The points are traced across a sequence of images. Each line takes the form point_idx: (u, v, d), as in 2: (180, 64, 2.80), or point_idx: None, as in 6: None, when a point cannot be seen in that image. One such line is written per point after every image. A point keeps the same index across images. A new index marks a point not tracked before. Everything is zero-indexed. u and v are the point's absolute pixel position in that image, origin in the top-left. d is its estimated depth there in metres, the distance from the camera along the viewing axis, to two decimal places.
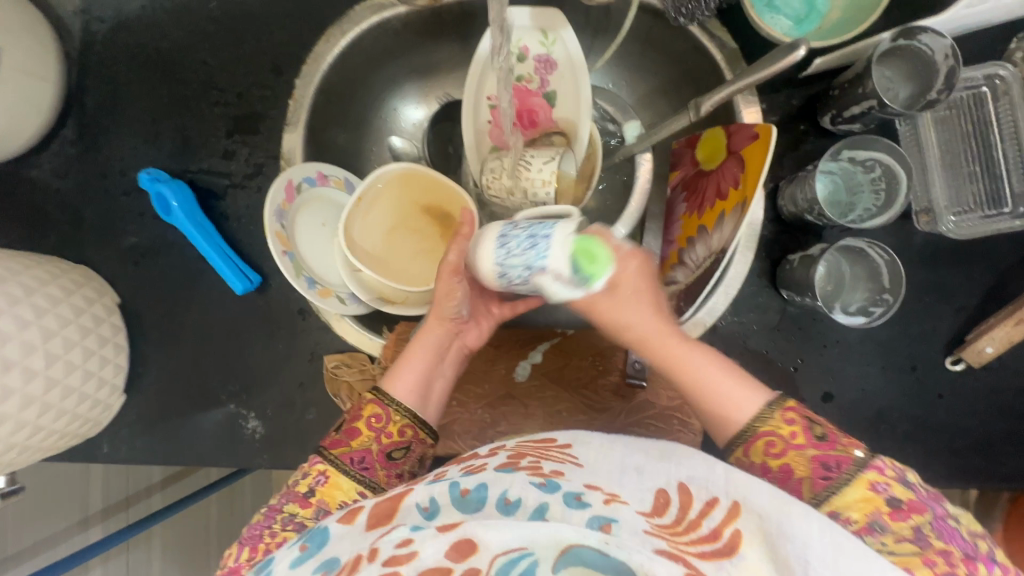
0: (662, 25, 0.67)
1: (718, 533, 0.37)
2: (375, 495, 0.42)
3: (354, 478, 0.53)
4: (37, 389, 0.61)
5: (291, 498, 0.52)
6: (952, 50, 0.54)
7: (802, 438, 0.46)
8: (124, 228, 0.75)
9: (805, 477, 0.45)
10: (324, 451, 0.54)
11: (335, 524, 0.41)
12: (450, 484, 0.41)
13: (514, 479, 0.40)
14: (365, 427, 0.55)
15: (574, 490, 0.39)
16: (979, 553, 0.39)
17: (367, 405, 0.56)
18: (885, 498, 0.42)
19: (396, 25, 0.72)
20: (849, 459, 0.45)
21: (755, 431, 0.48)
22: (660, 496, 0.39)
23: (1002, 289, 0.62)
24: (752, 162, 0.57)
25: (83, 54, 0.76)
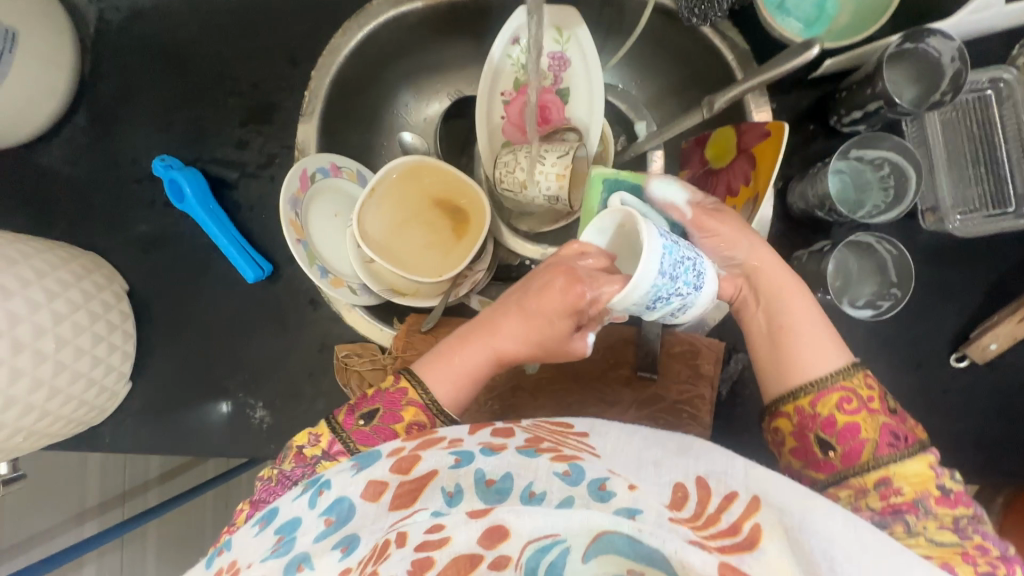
0: (675, 25, 0.68)
1: (738, 528, 0.37)
2: (398, 473, 0.42)
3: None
4: (46, 373, 0.60)
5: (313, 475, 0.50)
6: (960, 53, 0.56)
7: (878, 405, 0.48)
8: (135, 216, 0.75)
9: (869, 440, 0.47)
10: (347, 439, 0.51)
11: (358, 497, 0.42)
12: (473, 468, 0.41)
13: (537, 467, 0.41)
14: (403, 430, 0.52)
15: (597, 479, 0.39)
16: (1012, 553, 0.41)
17: (409, 405, 0.52)
18: (937, 483, 0.45)
19: (412, 19, 0.73)
20: (915, 438, 0.47)
21: (836, 383, 0.48)
22: (679, 490, 0.39)
23: (1007, 288, 0.63)
24: (763, 161, 0.59)
25: (97, 42, 0.76)
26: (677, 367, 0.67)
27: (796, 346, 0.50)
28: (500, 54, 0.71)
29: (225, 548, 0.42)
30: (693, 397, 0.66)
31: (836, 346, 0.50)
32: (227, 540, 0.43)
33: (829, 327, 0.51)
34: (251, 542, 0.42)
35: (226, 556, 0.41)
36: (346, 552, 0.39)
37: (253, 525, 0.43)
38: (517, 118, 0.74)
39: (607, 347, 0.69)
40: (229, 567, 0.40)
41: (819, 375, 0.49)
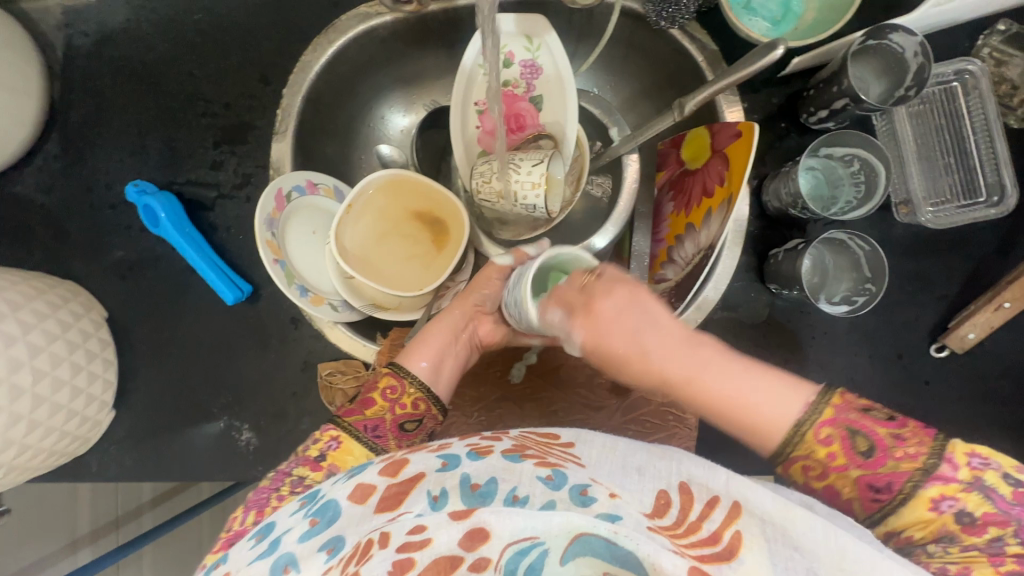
0: (644, 29, 0.69)
1: (718, 536, 0.37)
2: (387, 476, 0.41)
3: (365, 445, 0.53)
4: (24, 406, 0.60)
5: (301, 461, 0.52)
6: (923, 48, 0.56)
7: (842, 459, 0.43)
8: (111, 241, 0.75)
9: (852, 498, 0.44)
10: (336, 418, 0.55)
11: (344, 498, 0.41)
12: (459, 471, 0.40)
13: (521, 472, 0.40)
14: (381, 397, 0.56)
15: (579, 485, 0.39)
16: None
17: (384, 376, 0.57)
18: (953, 515, 0.40)
19: (383, 33, 0.73)
20: (904, 475, 0.41)
21: (790, 457, 0.45)
22: (660, 498, 0.39)
23: (982, 277, 0.63)
24: (736, 160, 0.59)
25: (66, 68, 0.75)
26: None
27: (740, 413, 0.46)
28: (471, 64, 0.71)
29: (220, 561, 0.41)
30: None
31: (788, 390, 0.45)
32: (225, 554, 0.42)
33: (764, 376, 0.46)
34: (243, 554, 0.40)
35: (221, 569, 0.40)
36: (333, 553, 0.37)
37: (247, 540, 0.42)
38: (491, 127, 0.74)
39: None
40: None
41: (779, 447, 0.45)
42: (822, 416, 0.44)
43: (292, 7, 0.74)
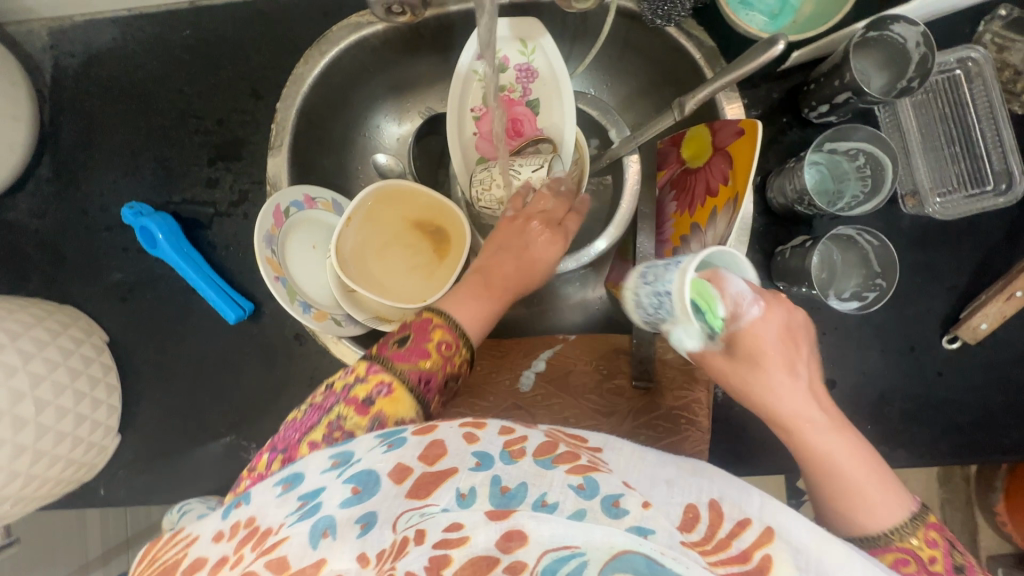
0: (640, 28, 0.68)
1: (748, 555, 0.35)
2: (423, 461, 0.39)
3: (414, 397, 0.50)
4: (28, 437, 0.59)
5: (346, 400, 0.49)
6: (924, 38, 0.55)
7: (941, 567, 0.41)
8: (109, 264, 0.74)
9: None
10: (384, 361, 0.51)
11: (384, 475, 0.39)
12: (491, 473, 0.37)
13: (552, 478, 0.37)
14: (434, 349, 0.53)
15: (611, 495, 0.36)
16: None
17: (436, 327, 0.55)
18: None
19: (375, 42, 0.72)
20: None
21: (890, 542, 0.42)
22: (690, 513, 0.37)
23: (992, 265, 0.63)
24: (741, 159, 0.58)
25: (55, 90, 0.74)
26: (671, 374, 0.67)
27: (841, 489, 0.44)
28: (466, 69, 0.70)
29: (244, 500, 0.40)
30: (690, 403, 0.66)
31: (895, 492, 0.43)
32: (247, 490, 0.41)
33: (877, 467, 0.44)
34: (273, 504, 0.39)
35: (246, 509, 0.39)
36: (365, 530, 0.36)
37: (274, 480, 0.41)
38: (488, 133, 0.73)
39: (599, 357, 0.70)
40: (249, 524, 0.38)
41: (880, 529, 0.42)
42: (930, 519, 0.43)
43: (281, 19, 0.73)
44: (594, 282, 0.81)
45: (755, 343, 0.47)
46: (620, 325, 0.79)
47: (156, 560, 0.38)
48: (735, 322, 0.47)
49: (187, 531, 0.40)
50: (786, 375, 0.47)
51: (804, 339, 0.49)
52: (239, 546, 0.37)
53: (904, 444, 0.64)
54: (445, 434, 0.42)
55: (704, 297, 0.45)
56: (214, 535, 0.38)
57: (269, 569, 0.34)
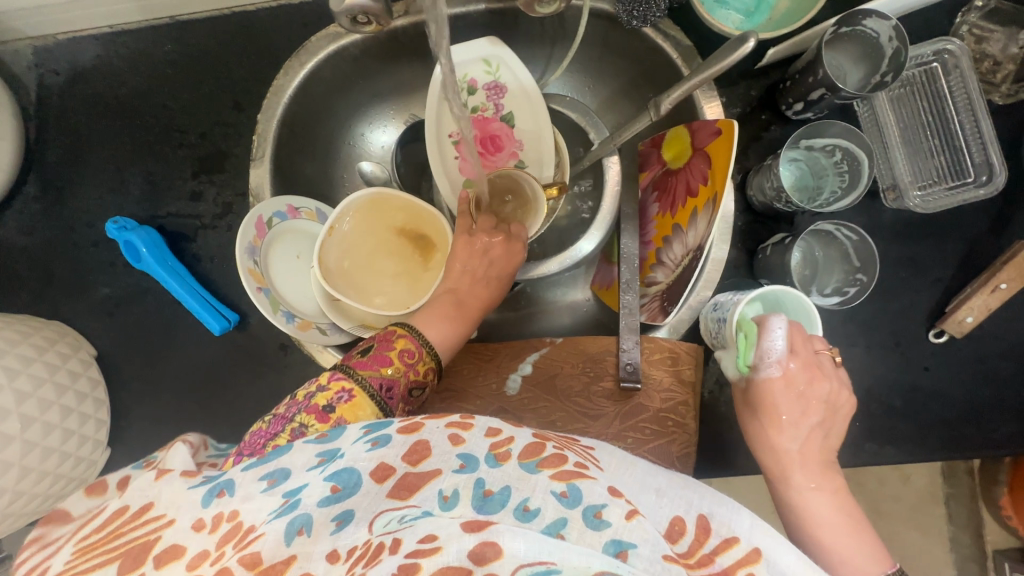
0: (616, 29, 0.68)
1: (731, 572, 0.35)
2: (407, 461, 0.38)
3: (375, 402, 0.52)
4: (15, 453, 0.60)
5: (307, 408, 0.50)
6: (897, 32, 0.55)
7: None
8: (96, 279, 0.74)
9: None
10: (347, 369, 0.53)
11: (366, 474, 0.38)
12: (474, 475, 0.37)
13: (535, 483, 0.37)
14: (397, 357, 0.56)
15: (594, 506, 0.35)
16: None
17: (400, 337, 0.57)
18: None
19: (354, 51, 0.72)
20: None
21: None
22: (675, 523, 0.37)
23: (977, 257, 0.62)
24: (719, 159, 0.59)
25: (40, 108, 0.75)
26: (658, 376, 0.66)
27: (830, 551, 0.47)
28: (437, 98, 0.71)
29: (226, 488, 0.37)
30: (676, 405, 0.65)
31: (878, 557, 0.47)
32: (227, 479, 0.38)
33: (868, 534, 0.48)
34: (257, 498, 0.36)
35: (227, 500, 0.36)
36: (340, 527, 0.35)
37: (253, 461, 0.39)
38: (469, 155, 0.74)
39: (586, 360, 0.68)
40: (228, 517, 0.35)
41: None
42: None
43: (260, 30, 0.73)
44: (581, 284, 0.81)
45: (762, 399, 0.53)
46: (608, 326, 0.79)
47: (114, 536, 0.34)
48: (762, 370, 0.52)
49: (152, 510, 0.35)
50: (786, 433, 0.52)
51: (814, 409, 0.53)
52: (221, 543, 0.34)
53: (892, 441, 0.63)
54: (430, 433, 0.40)
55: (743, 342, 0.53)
56: (191, 524, 0.35)
57: (238, 563, 0.33)
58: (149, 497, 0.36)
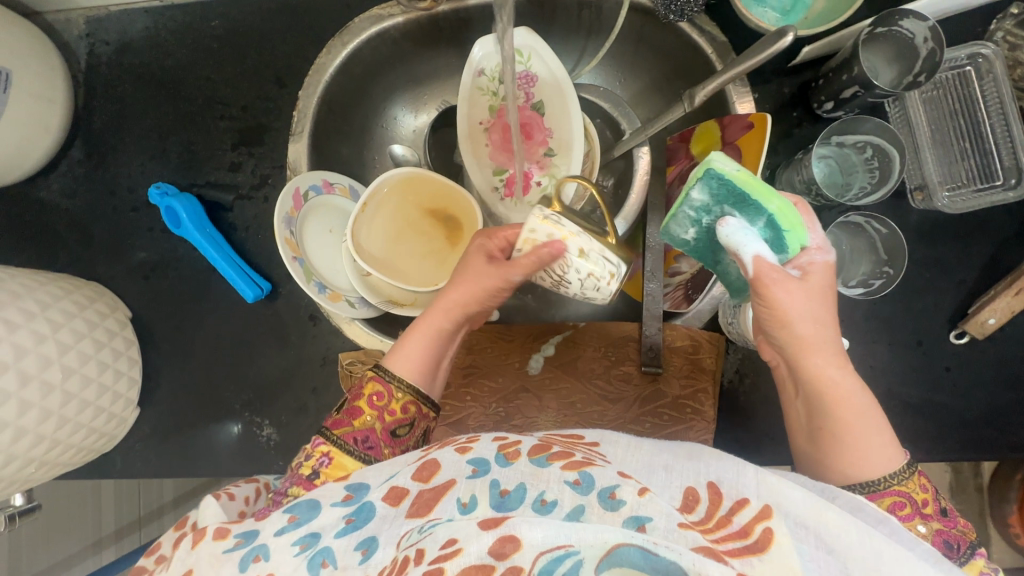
0: (652, 23, 0.70)
1: (749, 530, 0.34)
2: (419, 480, 0.40)
3: (356, 457, 0.53)
4: (54, 403, 0.61)
5: (296, 481, 0.51)
6: (933, 33, 0.56)
7: (932, 509, 0.44)
8: (134, 243, 0.76)
9: (906, 501, 0.43)
10: (326, 432, 0.54)
11: (378, 501, 0.40)
12: (488, 478, 0.37)
13: (547, 476, 0.36)
14: (366, 405, 0.55)
15: (607, 488, 0.34)
16: (953, 524, 0.43)
17: (369, 382, 0.56)
18: (929, 503, 0.44)
19: (395, 34, 0.74)
20: (969, 541, 0.43)
21: (888, 487, 0.44)
22: (689, 492, 0.37)
23: (1002, 261, 0.63)
24: (750, 151, 0.63)
25: (89, 76, 0.78)
26: (678, 363, 0.67)
27: (835, 416, 0.45)
28: (471, 86, 0.73)
29: (262, 553, 0.39)
30: (696, 391, 0.66)
31: (888, 435, 0.45)
32: (261, 543, 0.40)
33: (881, 416, 0.45)
34: (290, 563, 0.38)
35: (262, 565, 0.39)
36: (367, 555, 0.37)
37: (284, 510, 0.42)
38: (501, 141, 0.76)
39: (608, 344, 0.69)
40: None
41: (890, 473, 0.44)
42: (918, 467, 0.45)
43: (305, 10, 0.75)
44: None
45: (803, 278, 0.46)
46: (628, 315, 0.80)
47: None
48: (812, 253, 0.47)
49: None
50: (817, 300, 0.46)
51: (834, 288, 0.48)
52: None
53: (910, 439, 0.64)
54: (438, 454, 0.41)
55: (789, 217, 0.46)
56: None
57: None
58: (188, 564, 0.40)
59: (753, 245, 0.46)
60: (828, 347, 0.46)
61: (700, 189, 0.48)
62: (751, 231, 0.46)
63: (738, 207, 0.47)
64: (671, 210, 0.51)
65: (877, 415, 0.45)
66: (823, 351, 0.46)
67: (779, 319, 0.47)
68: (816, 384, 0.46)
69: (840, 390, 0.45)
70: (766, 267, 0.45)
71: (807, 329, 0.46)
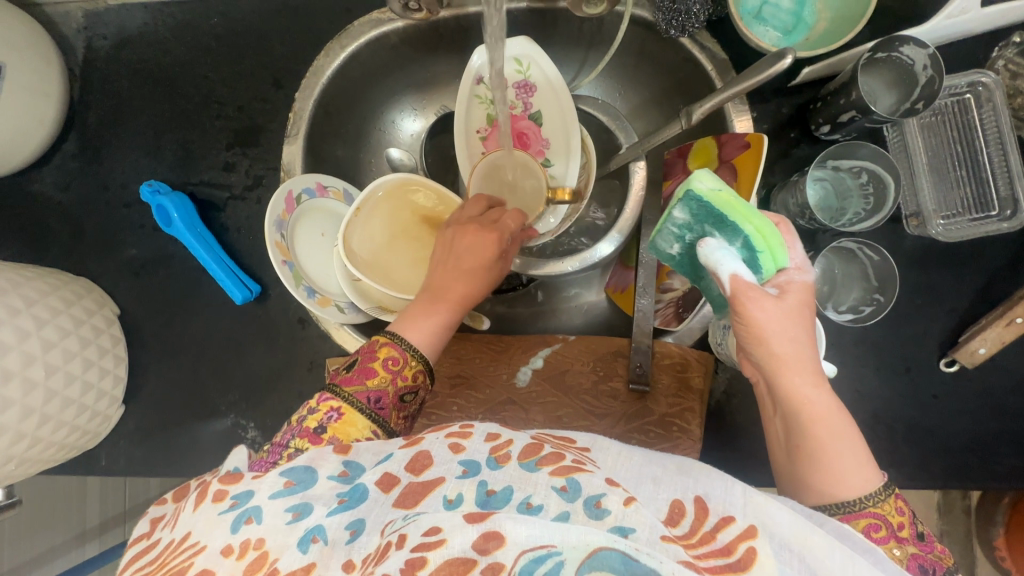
0: (653, 37, 0.69)
1: (732, 549, 0.33)
2: (410, 471, 0.39)
3: (367, 416, 0.52)
4: (37, 400, 0.61)
5: (300, 434, 0.50)
6: (932, 60, 0.56)
7: (908, 533, 0.42)
8: (125, 240, 0.76)
9: (882, 523, 0.42)
10: (335, 389, 0.53)
11: (372, 485, 0.39)
12: (477, 479, 0.36)
13: (536, 481, 0.35)
14: (381, 367, 0.54)
15: (593, 496, 0.33)
16: (931, 550, 0.41)
17: (383, 346, 0.55)
18: (906, 527, 0.42)
19: (394, 39, 0.74)
20: (945, 566, 0.41)
21: (864, 508, 0.42)
22: (675, 505, 0.36)
23: (994, 290, 0.62)
24: (745, 171, 0.62)
25: (85, 71, 0.77)
26: (666, 381, 0.67)
27: (810, 435, 0.44)
28: (469, 93, 0.72)
29: (253, 515, 0.38)
30: (683, 410, 0.65)
31: (865, 456, 0.43)
32: (254, 505, 0.38)
33: (858, 436, 0.44)
34: (282, 532, 0.37)
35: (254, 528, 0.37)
36: (354, 536, 0.36)
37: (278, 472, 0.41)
38: (497, 150, 0.75)
39: (597, 359, 0.69)
40: (254, 548, 0.36)
41: (865, 495, 0.42)
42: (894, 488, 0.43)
43: (305, 12, 0.75)
44: (595, 285, 0.81)
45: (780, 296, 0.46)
46: (619, 329, 0.80)
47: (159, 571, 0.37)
48: (792, 273, 0.47)
49: (190, 538, 0.37)
50: (795, 318, 0.46)
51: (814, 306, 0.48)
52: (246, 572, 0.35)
53: (895, 466, 0.63)
54: (431, 444, 0.40)
55: (767, 238, 0.46)
56: (222, 549, 0.36)
57: None
58: (188, 526, 0.38)
59: (732, 264, 0.46)
60: (805, 364, 0.45)
61: (682, 209, 0.50)
62: (730, 251, 0.47)
63: (717, 227, 0.49)
64: (657, 225, 0.54)
65: (854, 434, 0.44)
66: (800, 369, 0.45)
67: (755, 336, 0.46)
68: (792, 402, 0.45)
69: (815, 409, 0.44)
70: (742, 285, 0.45)
71: (784, 347, 0.45)
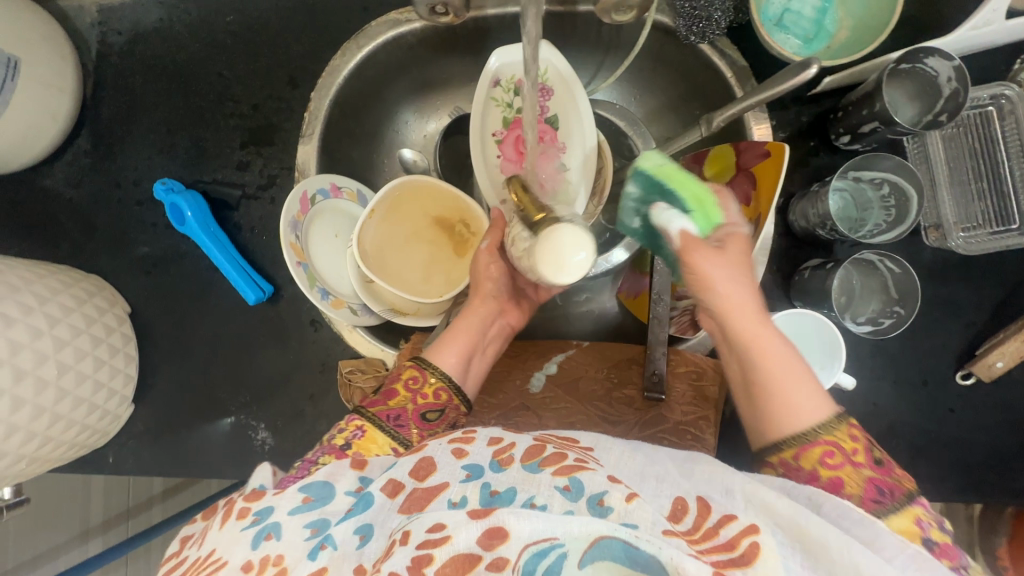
0: (673, 43, 0.69)
1: (735, 543, 0.32)
2: (414, 477, 0.38)
3: (391, 436, 0.52)
4: (48, 400, 0.60)
5: (328, 451, 0.49)
6: (958, 72, 0.56)
7: (863, 457, 0.41)
8: (137, 237, 0.76)
9: (836, 451, 0.41)
10: (363, 410, 0.53)
11: (379, 492, 0.39)
12: (482, 481, 0.36)
13: (539, 481, 0.35)
14: (403, 387, 0.55)
15: (596, 493, 0.33)
16: (889, 474, 0.41)
17: (407, 368, 0.56)
18: (862, 452, 0.42)
19: (411, 40, 0.73)
20: (903, 489, 0.40)
21: (818, 437, 0.42)
22: (677, 502, 0.35)
23: (1012, 304, 0.62)
24: (764, 180, 0.61)
25: (99, 66, 0.77)
26: (681, 389, 0.67)
27: (762, 372, 0.45)
28: (485, 96, 0.72)
29: (273, 531, 0.37)
30: (698, 419, 0.65)
31: (818, 389, 0.44)
32: (273, 520, 0.37)
33: (808, 370, 0.45)
34: (300, 546, 0.36)
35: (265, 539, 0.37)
36: (364, 541, 0.36)
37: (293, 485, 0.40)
38: (513, 154, 0.74)
39: (610, 365, 0.69)
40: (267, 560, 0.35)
41: (816, 425, 0.42)
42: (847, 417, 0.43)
43: (322, 11, 0.74)
44: (607, 291, 0.81)
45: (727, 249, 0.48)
46: (632, 335, 0.79)
47: None
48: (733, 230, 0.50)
49: (214, 553, 0.36)
50: (734, 264, 0.48)
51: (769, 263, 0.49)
52: None
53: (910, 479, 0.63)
54: (435, 449, 0.40)
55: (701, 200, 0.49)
56: (240, 564, 0.35)
57: None
58: (213, 542, 0.37)
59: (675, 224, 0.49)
60: (752, 306, 0.46)
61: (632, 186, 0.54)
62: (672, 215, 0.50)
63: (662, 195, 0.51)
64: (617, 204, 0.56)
65: (806, 369, 0.45)
66: (745, 309, 0.46)
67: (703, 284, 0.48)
68: (741, 340, 0.46)
69: (765, 346, 0.45)
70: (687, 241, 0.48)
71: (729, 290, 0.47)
